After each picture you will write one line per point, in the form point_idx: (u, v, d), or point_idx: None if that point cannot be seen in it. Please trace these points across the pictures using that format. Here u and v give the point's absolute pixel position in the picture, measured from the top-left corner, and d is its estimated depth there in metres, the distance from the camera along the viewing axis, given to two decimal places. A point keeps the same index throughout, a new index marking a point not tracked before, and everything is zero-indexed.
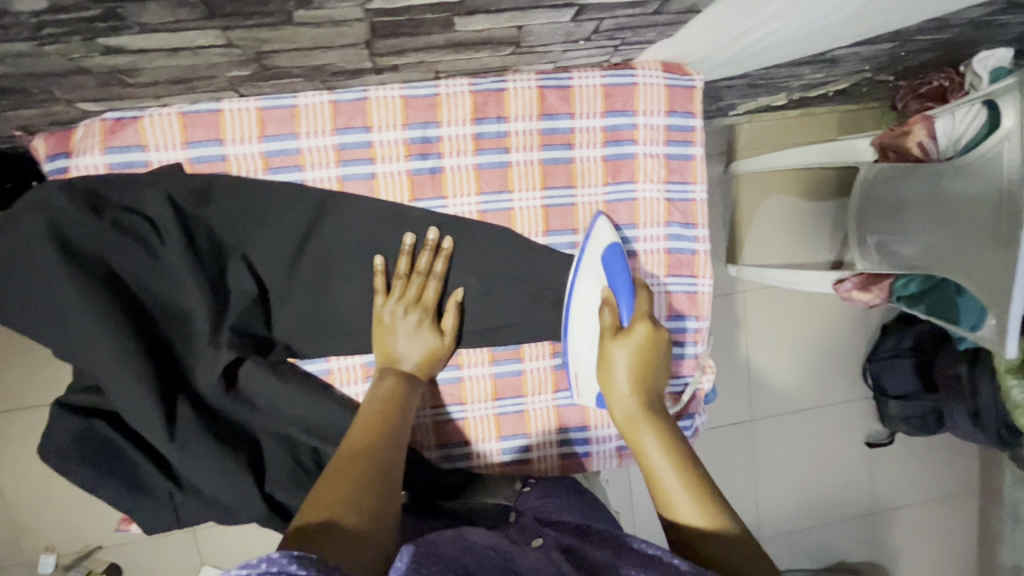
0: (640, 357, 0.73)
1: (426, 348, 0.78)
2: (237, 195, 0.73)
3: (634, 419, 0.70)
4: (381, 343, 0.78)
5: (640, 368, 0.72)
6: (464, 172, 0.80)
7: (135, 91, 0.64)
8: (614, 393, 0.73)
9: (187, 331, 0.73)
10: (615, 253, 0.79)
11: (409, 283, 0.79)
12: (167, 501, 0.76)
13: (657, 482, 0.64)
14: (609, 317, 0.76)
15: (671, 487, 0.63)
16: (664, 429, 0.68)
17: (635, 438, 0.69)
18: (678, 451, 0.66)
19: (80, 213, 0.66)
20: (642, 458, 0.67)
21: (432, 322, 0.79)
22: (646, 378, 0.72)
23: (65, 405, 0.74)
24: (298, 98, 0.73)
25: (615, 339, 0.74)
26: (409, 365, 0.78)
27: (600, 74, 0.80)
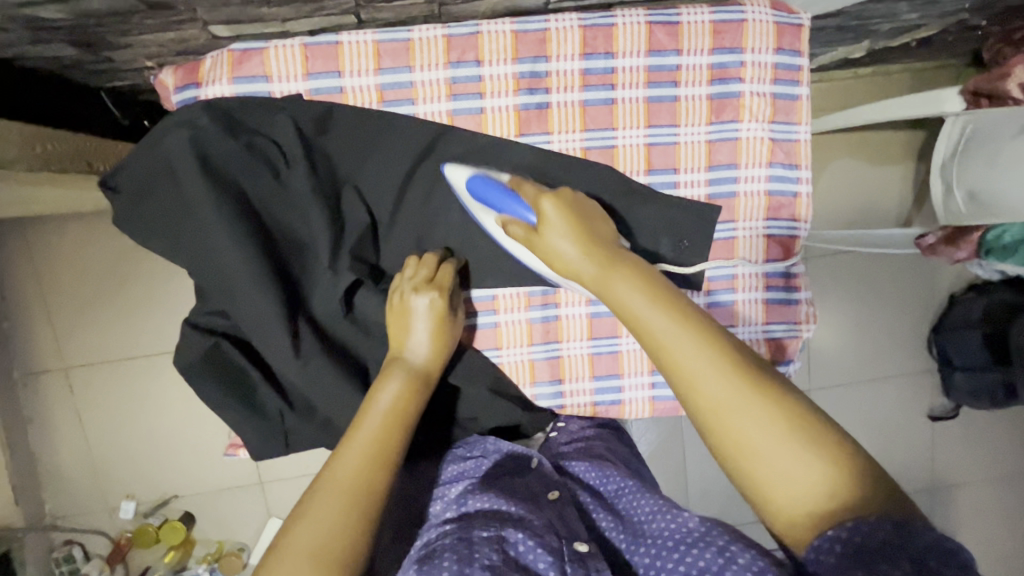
0: (569, 218, 0.66)
1: (436, 329, 0.72)
2: (354, 127, 0.74)
3: (604, 272, 0.61)
4: (397, 334, 0.72)
5: (582, 239, 0.65)
6: (570, 109, 0.78)
7: (269, 12, 0.66)
8: (564, 263, 0.65)
9: (308, 257, 0.73)
10: (478, 182, 0.72)
11: (416, 269, 0.75)
12: (279, 422, 0.77)
13: (669, 356, 0.54)
14: (518, 229, 0.69)
15: (703, 378, 0.51)
16: (638, 275, 0.60)
17: (610, 296, 0.60)
18: (675, 309, 0.55)
19: (218, 134, 0.68)
20: (633, 323, 0.57)
21: (441, 311, 0.73)
22: (591, 237, 0.65)
23: (192, 324, 0.75)
24: (413, 32, 0.73)
25: (538, 233, 0.67)
26: (418, 357, 0.72)
27: (709, 10, 0.76)
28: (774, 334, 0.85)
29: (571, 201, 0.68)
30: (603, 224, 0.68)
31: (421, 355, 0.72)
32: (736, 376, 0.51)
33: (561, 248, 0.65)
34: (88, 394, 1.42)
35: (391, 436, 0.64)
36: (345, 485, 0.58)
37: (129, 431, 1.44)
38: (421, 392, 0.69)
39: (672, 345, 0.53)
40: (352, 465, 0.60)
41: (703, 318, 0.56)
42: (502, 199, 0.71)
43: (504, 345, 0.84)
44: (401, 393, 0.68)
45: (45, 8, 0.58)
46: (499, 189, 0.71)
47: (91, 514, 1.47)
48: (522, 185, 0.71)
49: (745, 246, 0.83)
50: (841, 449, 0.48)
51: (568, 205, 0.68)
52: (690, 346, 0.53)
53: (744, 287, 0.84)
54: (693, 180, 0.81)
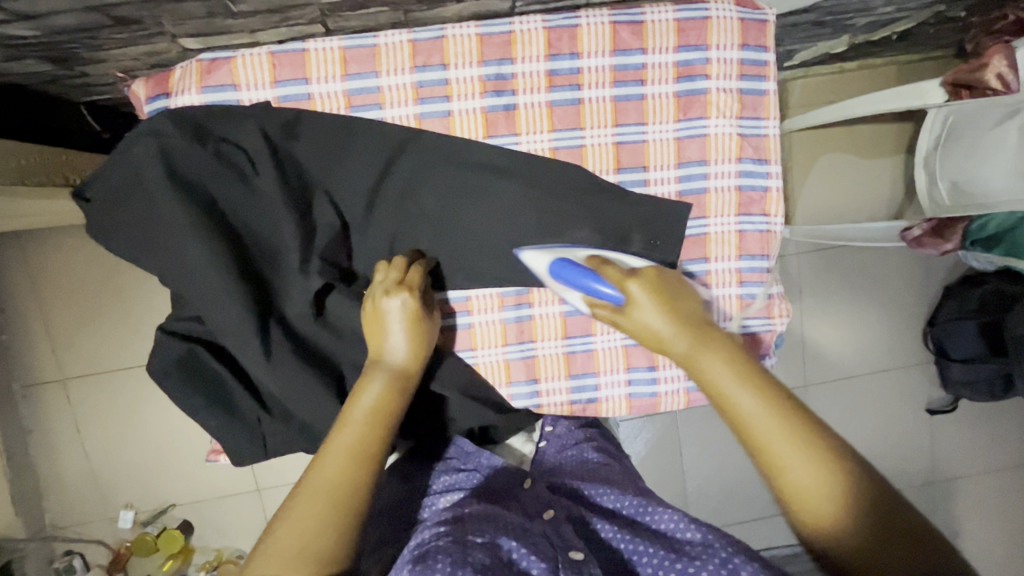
0: (657, 295, 0.66)
1: (412, 327, 0.71)
2: (322, 132, 0.74)
3: (692, 341, 0.61)
4: (373, 338, 0.71)
5: (669, 312, 0.64)
6: (537, 109, 0.78)
7: (234, 23, 0.67)
8: (649, 333, 0.65)
9: (277, 263, 0.74)
10: (560, 267, 0.73)
11: (388, 272, 0.75)
12: (257, 426, 0.78)
13: (749, 428, 0.54)
14: (602, 310, 0.70)
15: (780, 450, 0.52)
16: (727, 349, 0.59)
17: (695, 364, 0.60)
18: (765, 389, 0.55)
19: (187, 142, 0.69)
20: (715, 394, 0.57)
21: (417, 314, 0.72)
22: (672, 306, 0.65)
23: (168, 331, 0.76)
24: (378, 37, 0.74)
25: (625, 313, 0.67)
26: (395, 358, 0.70)
27: (673, 8, 0.77)
28: (749, 329, 0.85)
29: (664, 284, 0.67)
30: (695, 300, 0.67)
31: (399, 353, 0.70)
32: (813, 451, 0.51)
33: (652, 323, 0.64)
34: (84, 405, 1.43)
35: (375, 437, 0.63)
36: (329, 486, 0.58)
37: (123, 440, 1.46)
38: (402, 392, 0.68)
39: (753, 419, 0.54)
40: (336, 464, 0.60)
41: (793, 397, 0.55)
42: (582, 277, 0.71)
43: (479, 346, 0.85)
44: (384, 392, 0.66)
45: (13, 25, 0.60)
46: (580, 271, 0.71)
47: (89, 523, 1.48)
48: (608, 265, 0.71)
49: (717, 242, 0.84)
50: (885, 498, 0.49)
51: (662, 287, 0.67)
52: (772, 421, 0.53)
53: (716, 283, 0.84)
54: (663, 177, 0.82)
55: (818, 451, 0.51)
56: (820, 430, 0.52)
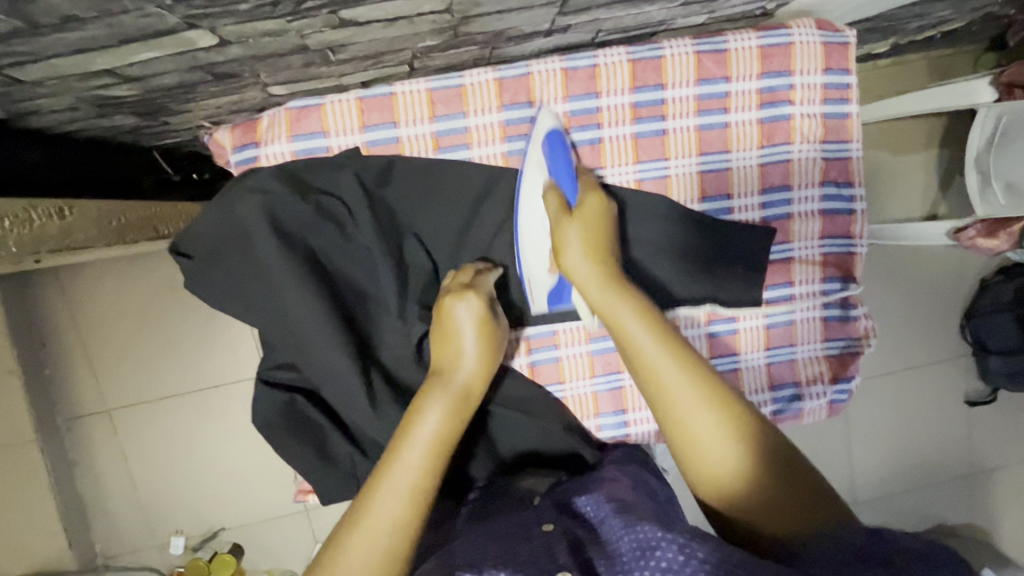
0: (593, 232, 0.69)
1: (483, 332, 0.68)
2: (413, 175, 0.74)
3: (608, 292, 0.64)
4: (440, 340, 0.67)
5: (599, 260, 0.67)
6: (622, 142, 0.78)
7: (328, 70, 0.67)
8: (579, 279, 0.67)
9: (373, 310, 0.73)
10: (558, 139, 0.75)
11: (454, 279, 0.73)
12: (351, 468, 0.78)
13: (654, 373, 0.57)
14: (555, 199, 0.71)
15: (689, 405, 0.55)
16: (639, 301, 0.62)
17: (611, 317, 0.62)
18: (668, 335, 0.59)
19: (289, 196, 0.69)
20: (628, 344, 0.60)
21: (485, 318, 0.68)
22: (603, 253, 0.68)
23: (265, 379, 0.76)
24: (464, 77, 0.73)
25: (571, 218, 0.69)
26: (460, 367, 0.65)
27: (756, 35, 0.76)
28: (833, 351, 0.86)
29: (608, 208, 0.72)
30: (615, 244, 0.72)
31: (468, 362, 0.66)
32: (720, 402, 0.55)
33: (576, 255, 0.67)
34: (132, 435, 1.41)
35: (433, 467, 0.56)
36: (385, 526, 0.51)
37: (173, 469, 1.44)
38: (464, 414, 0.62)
39: (660, 368, 0.57)
40: (395, 499, 0.53)
41: (692, 349, 0.60)
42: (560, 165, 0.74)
43: (568, 379, 0.85)
44: (443, 418, 0.59)
45: (116, 87, 0.59)
46: (567, 159, 0.75)
47: (138, 555, 1.46)
48: (586, 176, 0.76)
49: (802, 267, 0.84)
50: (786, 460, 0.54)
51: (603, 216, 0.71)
52: (677, 367, 0.57)
53: (803, 307, 0.84)
54: (747, 205, 0.81)
55: (719, 402, 0.55)
56: (721, 381, 0.57)
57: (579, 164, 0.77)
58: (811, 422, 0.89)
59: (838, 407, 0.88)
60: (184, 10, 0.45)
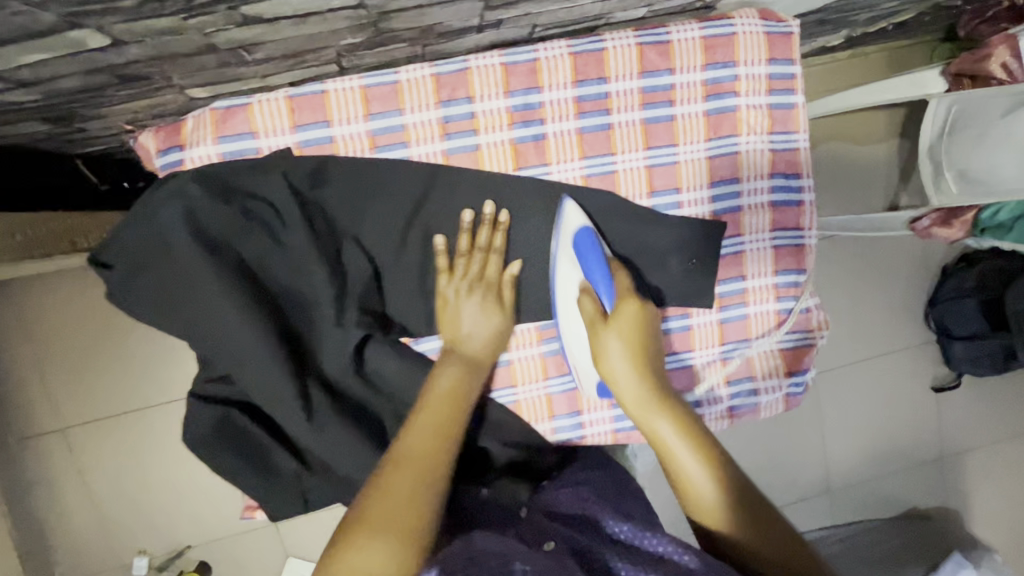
0: (634, 339, 0.69)
1: (495, 329, 0.74)
2: (347, 176, 0.70)
3: (646, 403, 0.65)
4: (449, 325, 0.73)
5: (638, 366, 0.67)
6: (567, 137, 0.75)
7: (248, 70, 0.63)
8: (618, 384, 0.68)
9: (312, 318, 0.69)
10: (587, 238, 0.73)
11: (470, 261, 0.74)
12: (297, 482, 0.75)
13: (689, 486, 0.61)
14: (589, 304, 0.72)
15: (724, 522, 0.59)
16: (677, 411, 0.64)
17: (649, 428, 0.65)
18: (707, 448, 0.62)
19: (210, 202, 0.65)
20: (666, 454, 0.63)
21: (501, 317, 0.75)
22: (644, 356, 0.68)
23: (198, 395, 0.72)
24: (399, 73, 0.71)
25: (607, 325, 0.70)
26: (473, 349, 0.73)
27: (699, 26, 0.75)
28: (788, 344, 0.85)
29: (645, 314, 0.71)
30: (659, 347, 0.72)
31: (478, 348, 0.73)
32: (756, 524, 0.58)
33: (612, 353, 0.68)
34: (86, 454, 1.35)
35: (454, 412, 0.64)
36: (417, 458, 0.58)
37: (133, 489, 1.39)
38: (478, 377, 0.70)
39: (696, 478, 0.61)
40: (424, 437, 0.61)
41: (728, 457, 0.63)
42: (596, 268, 0.73)
43: (519, 382, 0.82)
44: (457, 377, 0.68)
45: (12, 92, 0.55)
46: (598, 259, 0.73)
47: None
48: (620, 271, 0.74)
49: (752, 259, 0.83)
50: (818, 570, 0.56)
51: (640, 320, 0.70)
52: (710, 478, 0.60)
53: (754, 300, 0.84)
54: (697, 198, 0.80)
55: (750, 517, 0.59)
56: (753, 493, 0.60)
57: (525, 167, 0.75)
58: (768, 416, 0.88)
59: (793, 400, 0.87)
60: (60, 8, 0.42)
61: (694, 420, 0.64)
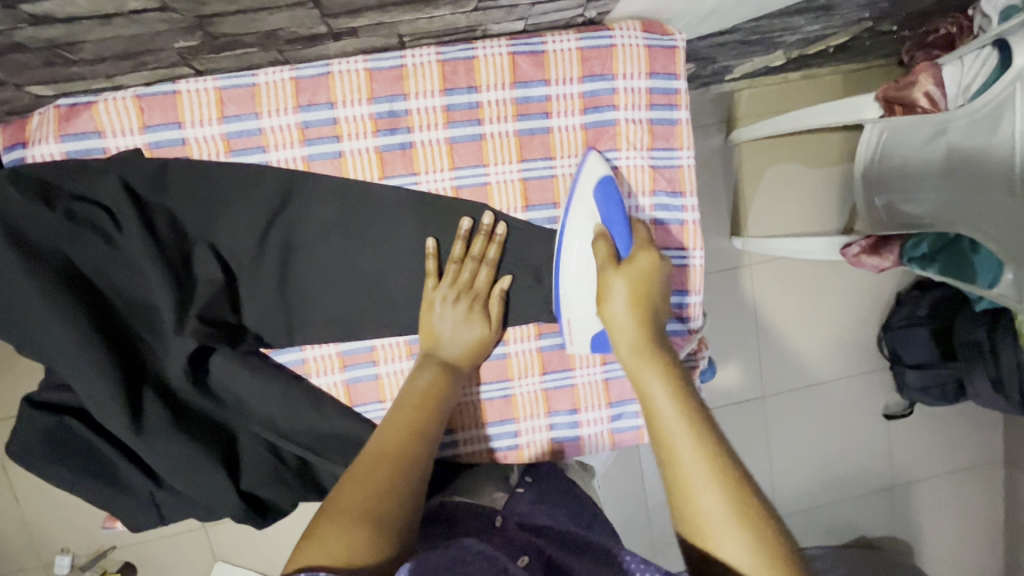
0: (639, 290, 0.67)
1: (474, 336, 0.75)
2: (196, 178, 0.69)
3: (641, 356, 0.64)
4: (428, 327, 0.75)
5: (640, 316, 0.66)
6: (436, 147, 0.73)
7: (85, 70, 0.61)
8: (616, 328, 0.67)
9: (155, 323, 0.68)
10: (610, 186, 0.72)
11: (461, 268, 0.75)
12: (147, 495, 0.73)
13: (671, 447, 0.57)
14: (605, 248, 0.70)
15: (698, 484, 0.55)
16: (669, 367, 0.63)
17: (640, 380, 0.63)
18: (690, 406, 0.60)
19: (26, 204, 0.61)
20: (650, 405, 0.61)
21: (483, 328, 0.76)
22: (647, 311, 0.67)
23: (35, 403, 0.69)
24: (257, 75, 0.69)
25: (618, 270, 0.68)
26: (453, 353, 0.75)
27: (576, 37, 0.73)
28: None
29: (659, 269, 0.69)
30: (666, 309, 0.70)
31: (454, 355, 0.75)
32: (734, 493, 0.54)
33: (616, 314, 0.67)
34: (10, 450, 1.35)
35: (425, 409, 0.67)
36: (378, 446, 0.61)
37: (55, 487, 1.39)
38: (455, 381, 0.73)
39: (672, 430, 0.58)
40: (392, 432, 0.64)
41: (714, 423, 0.59)
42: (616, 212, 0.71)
43: (388, 397, 0.78)
44: (434, 379, 0.71)
45: None
46: (620, 215, 0.71)
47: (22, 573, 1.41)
48: (639, 228, 0.72)
49: None
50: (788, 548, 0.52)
51: (653, 273, 0.69)
52: (688, 430, 0.58)
53: None
54: None
55: (725, 479, 0.55)
56: (734, 459, 0.57)
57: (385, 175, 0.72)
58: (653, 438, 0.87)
59: None
60: None
61: (686, 387, 0.62)
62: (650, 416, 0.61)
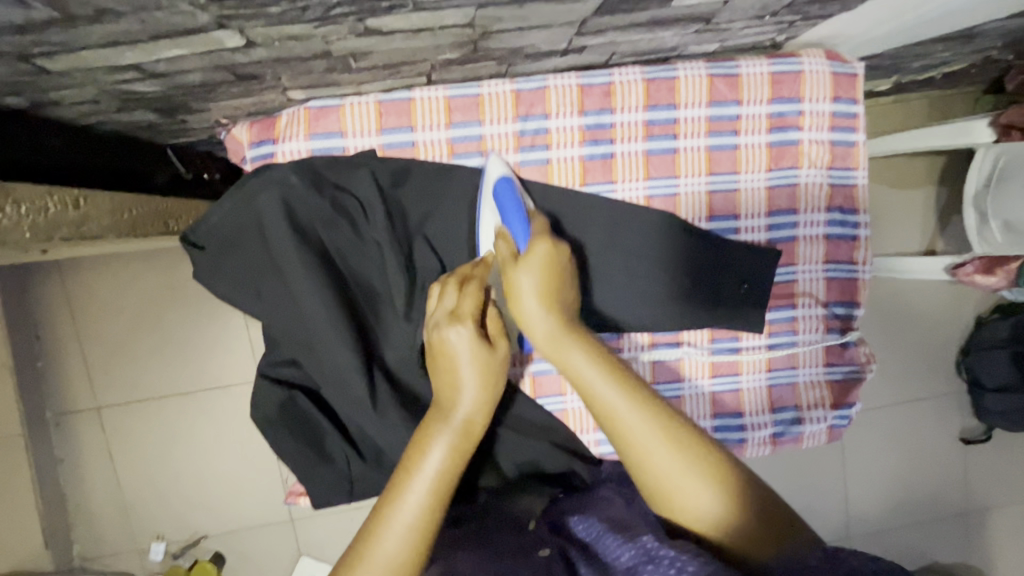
0: (545, 274, 0.63)
1: (481, 369, 0.58)
2: (423, 178, 0.74)
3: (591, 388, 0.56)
4: (438, 372, 0.60)
5: (553, 305, 0.61)
6: (634, 157, 0.79)
7: (349, 77, 0.68)
8: (531, 325, 0.61)
9: (383, 310, 0.72)
10: (506, 186, 0.72)
11: (448, 293, 0.63)
12: (348, 473, 0.76)
13: (615, 419, 0.55)
14: (504, 246, 0.66)
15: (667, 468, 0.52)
16: (589, 343, 0.59)
17: (564, 364, 0.59)
18: (620, 373, 0.57)
19: (304, 190, 0.68)
20: (579, 382, 0.57)
21: (488, 360, 0.59)
22: (556, 293, 0.62)
23: (268, 377, 0.74)
24: (482, 87, 0.75)
25: (519, 263, 0.64)
26: (456, 403, 0.57)
27: (768, 62, 0.78)
28: (835, 376, 0.86)
29: (560, 256, 0.65)
30: (574, 286, 0.67)
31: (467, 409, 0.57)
32: (695, 457, 0.52)
33: (524, 295, 0.62)
34: (123, 433, 1.39)
35: (442, 497, 0.53)
36: (388, 570, 0.49)
37: (160, 473, 1.42)
38: (468, 448, 0.56)
39: (604, 393, 0.55)
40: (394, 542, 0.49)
41: (645, 383, 0.57)
42: (513, 211, 0.70)
43: None
44: (449, 455, 0.54)
45: (141, 82, 0.60)
46: (517, 205, 0.70)
47: (117, 558, 1.42)
48: (540, 216, 0.70)
49: (805, 289, 0.84)
50: (731, 464, 0.53)
51: (554, 261, 0.64)
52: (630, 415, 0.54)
53: (805, 329, 0.85)
54: (755, 225, 0.82)
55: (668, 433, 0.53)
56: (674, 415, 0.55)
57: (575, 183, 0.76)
58: (811, 446, 0.88)
59: (837, 432, 0.88)
60: (217, 11, 0.46)
61: (611, 355, 0.59)
62: (583, 394, 0.57)
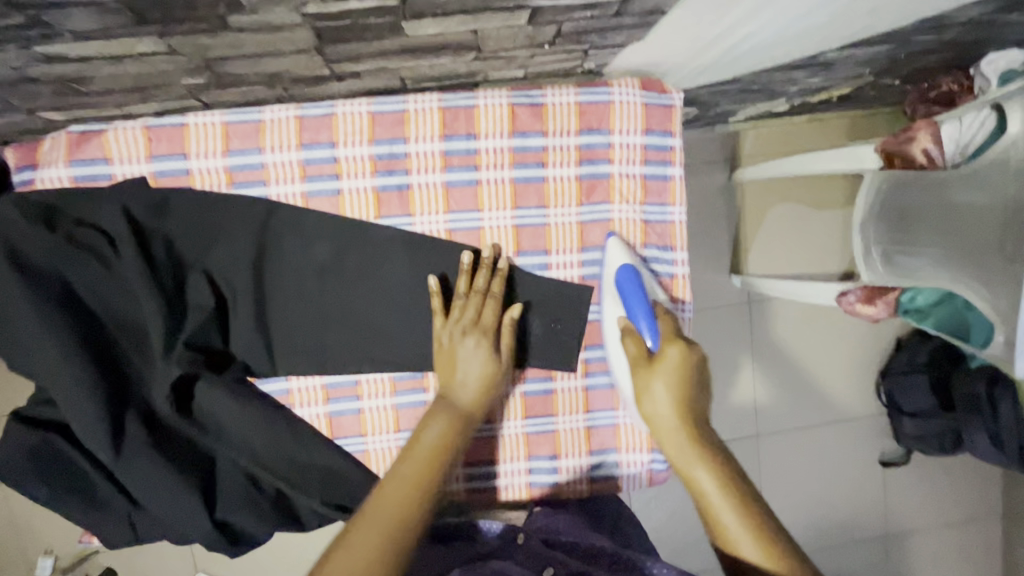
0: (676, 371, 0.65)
1: (484, 372, 0.72)
2: (196, 208, 0.71)
3: (680, 442, 0.63)
4: (445, 367, 0.72)
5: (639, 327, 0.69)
6: (432, 190, 0.75)
7: (95, 101, 0.63)
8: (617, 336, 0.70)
9: (145, 347, 0.70)
10: (627, 277, 0.73)
11: (467, 304, 0.74)
12: (118, 517, 0.72)
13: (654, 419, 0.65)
14: (633, 345, 0.69)
15: (729, 523, 0.58)
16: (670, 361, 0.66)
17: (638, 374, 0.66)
18: (685, 399, 0.65)
19: (32, 229, 0.65)
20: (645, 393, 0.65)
21: (492, 366, 0.72)
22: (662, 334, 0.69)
23: (21, 418, 0.71)
24: (263, 113, 0.71)
25: (649, 366, 0.66)
26: (466, 398, 0.70)
27: (575, 91, 0.75)
28: None
29: (690, 358, 0.66)
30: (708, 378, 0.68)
31: (469, 395, 0.71)
32: (748, 514, 0.58)
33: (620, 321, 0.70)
34: None
35: (431, 475, 0.63)
36: (391, 514, 0.58)
37: None
38: (465, 436, 0.69)
39: (660, 406, 0.65)
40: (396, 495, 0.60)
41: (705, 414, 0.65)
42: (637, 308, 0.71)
43: (369, 432, 0.79)
44: (444, 433, 0.67)
45: None
46: (641, 299, 0.71)
47: None
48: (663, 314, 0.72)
49: None
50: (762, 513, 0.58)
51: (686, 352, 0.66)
52: (699, 460, 0.62)
53: None
54: (566, 261, 0.79)
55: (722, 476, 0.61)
56: (738, 472, 0.62)
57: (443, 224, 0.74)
58: (631, 489, 0.86)
59: (658, 477, 0.84)
60: None
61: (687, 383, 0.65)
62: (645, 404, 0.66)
